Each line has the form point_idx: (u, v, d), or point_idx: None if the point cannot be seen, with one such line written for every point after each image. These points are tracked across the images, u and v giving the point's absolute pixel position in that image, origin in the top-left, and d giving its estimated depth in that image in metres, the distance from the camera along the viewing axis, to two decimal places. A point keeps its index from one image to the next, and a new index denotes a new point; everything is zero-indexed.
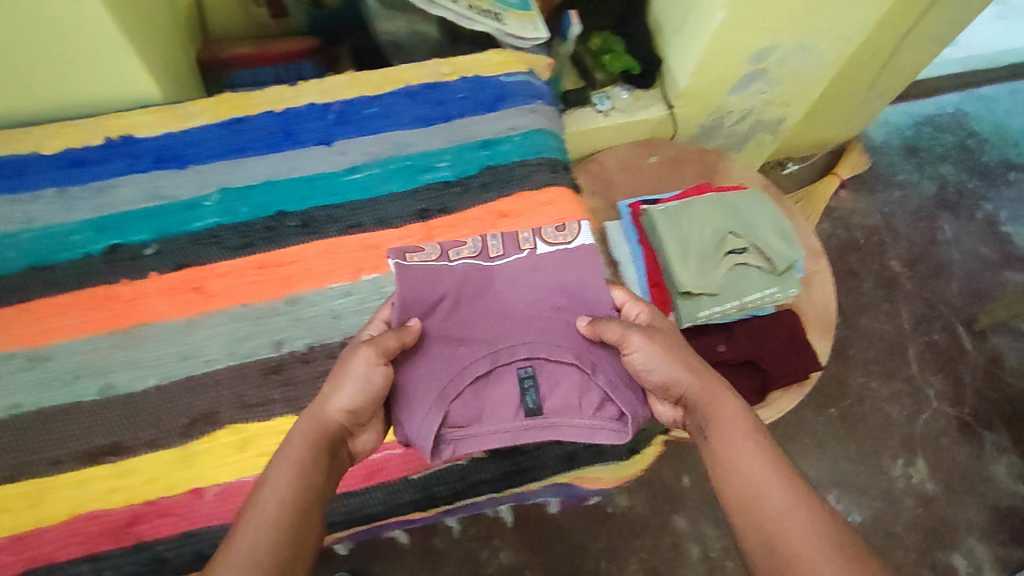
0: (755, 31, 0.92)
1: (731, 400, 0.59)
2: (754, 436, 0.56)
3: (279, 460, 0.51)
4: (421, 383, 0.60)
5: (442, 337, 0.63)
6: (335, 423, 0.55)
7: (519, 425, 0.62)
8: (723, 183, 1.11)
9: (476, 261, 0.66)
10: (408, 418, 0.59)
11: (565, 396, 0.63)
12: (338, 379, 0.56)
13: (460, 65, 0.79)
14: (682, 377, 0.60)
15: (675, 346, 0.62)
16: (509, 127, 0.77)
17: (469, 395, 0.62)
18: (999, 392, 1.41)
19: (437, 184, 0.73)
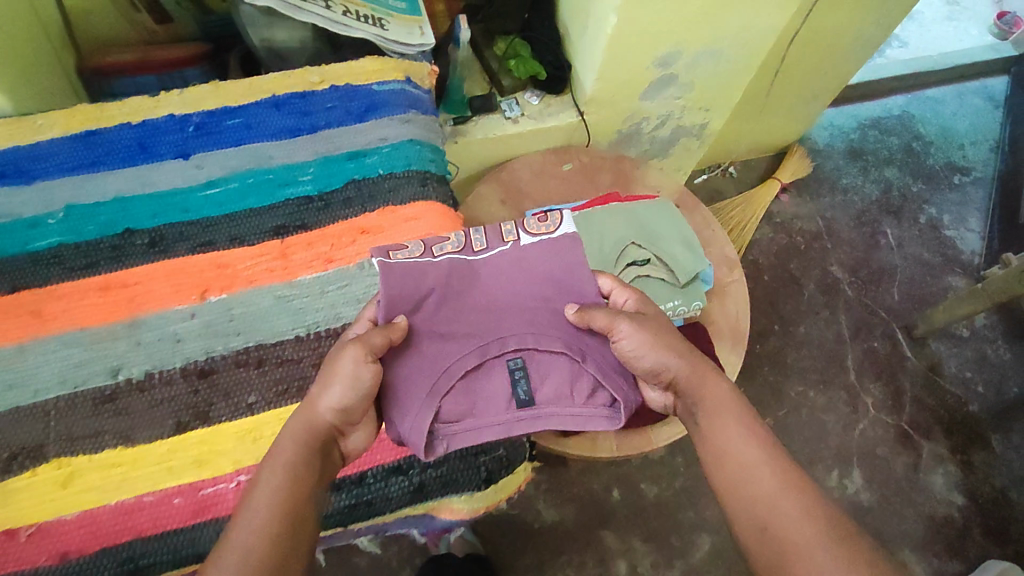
0: (654, 36, 0.91)
1: (719, 383, 0.58)
2: (743, 421, 0.55)
3: (267, 462, 0.50)
4: (411, 378, 0.60)
5: (429, 333, 0.62)
6: (326, 423, 0.54)
7: (513, 417, 0.62)
8: (639, 191, 1.08)
9: (460, 256, 0.64)
10: (399, 417, 0.59)
11: (556, 387, 0.63)
12: (324, 378, 0.54)
13: (331, 74, 0.77)
14: (671, 363, 0.59)
15: (666, 331, 0.61)
16: (379, 138, 0.74)
17: (460, 389, 0.61)
18: (938, 400, 1.38)
19: (298, 199, 0.70)
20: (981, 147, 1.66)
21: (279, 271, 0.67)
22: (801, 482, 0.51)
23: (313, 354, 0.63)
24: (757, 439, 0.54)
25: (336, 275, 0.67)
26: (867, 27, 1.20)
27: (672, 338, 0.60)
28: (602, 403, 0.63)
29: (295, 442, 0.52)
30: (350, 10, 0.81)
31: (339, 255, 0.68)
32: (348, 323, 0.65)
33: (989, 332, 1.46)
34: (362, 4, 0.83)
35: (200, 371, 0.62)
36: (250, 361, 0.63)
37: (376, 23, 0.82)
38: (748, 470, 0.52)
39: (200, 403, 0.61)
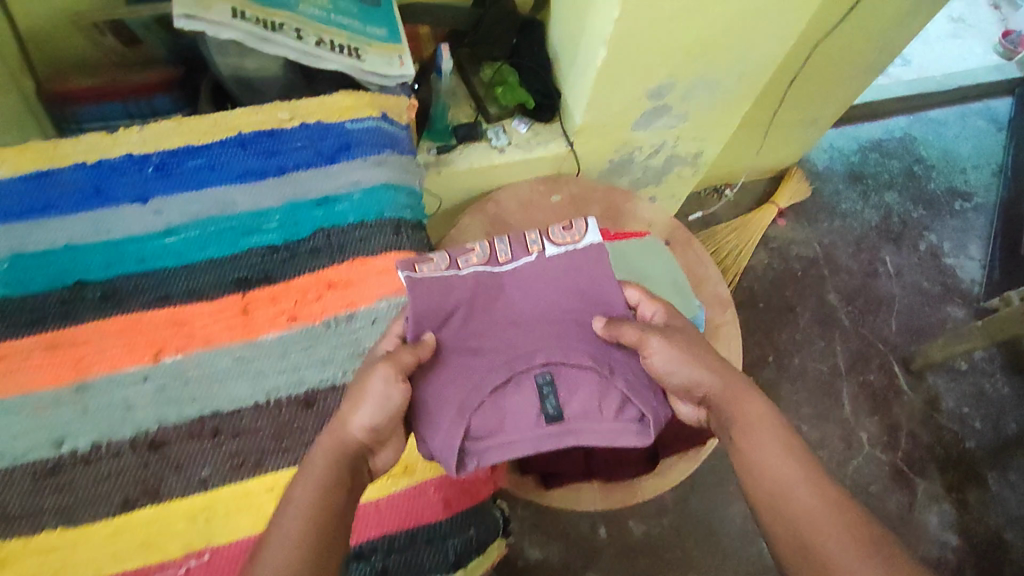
0: (646, 68, 0.87)
1: (755, 400, 0.58)
2: (781, 436, 0.54)
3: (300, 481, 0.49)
4: (443, 392, 0.60)
5: (457, 348, 0.63)
6: (356, 443, 0.53)
7: (540, 432, 0.60)
8: (630, 225, 1.04)
9: (484, 268, 0.68)
10: (430, 433, 0.58)
11: (584, 402, 0.60)
12: (354, 399, 0.54)
13: (301, 110, 0.72)
14: (703, 379, 0.59)
15: (696, 346, 0.62)
16: (350, 182, 0.70)
17: (489, 406, 0.59)
18: (934, 436, 1.35)
19: (262, 249, 0.66)
20: (984, 172, 1.62)
21: (239, 329, 0.62)
22: (842, 496, 0.49)
23: (272, 425, 0.59)
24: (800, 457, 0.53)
25: (300, 335, 0.62)
26: (870, 53, 1.15)
27: (702, 352, 0.61)
28: (634, 420, 0.61)
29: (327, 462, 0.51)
30: (323, 40, 0.76)
31: (303, 312, 0.63)
32: (311, 389, 0.60)
33: (987, 365, 1.43)
34: (338, 32, 0.78)
35: (150, 443, 0.57)
36: (205, 432, 0.58)
37: (352, 54, 0.77)
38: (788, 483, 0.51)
39: (149, 477, 0.56)
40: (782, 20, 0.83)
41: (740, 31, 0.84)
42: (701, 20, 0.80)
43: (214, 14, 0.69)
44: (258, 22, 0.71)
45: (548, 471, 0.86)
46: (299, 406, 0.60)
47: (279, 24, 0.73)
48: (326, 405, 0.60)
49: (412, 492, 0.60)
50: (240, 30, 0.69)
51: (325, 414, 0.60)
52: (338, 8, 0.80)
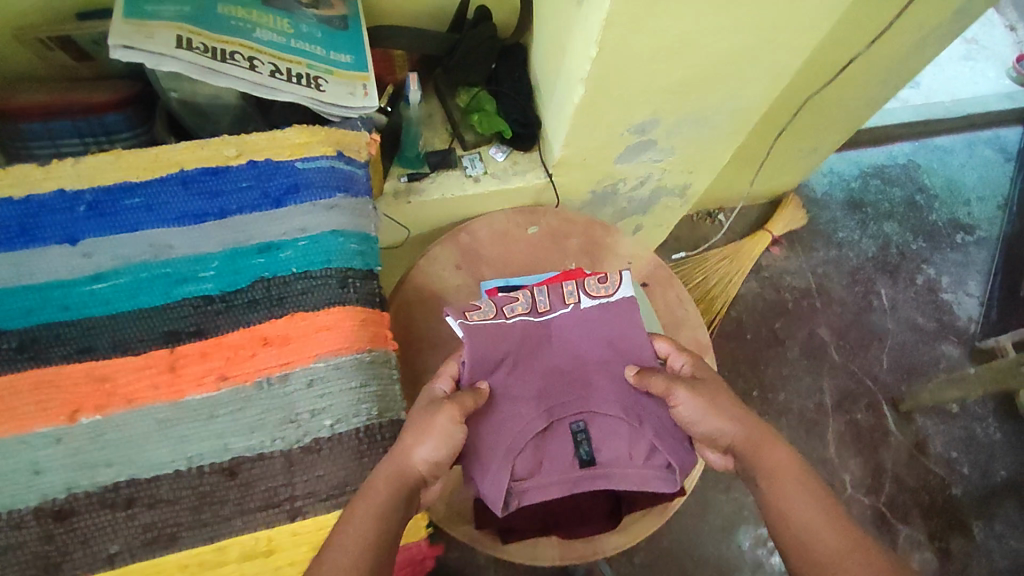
0: (629, 105, 0.82)
1: (776, 448, 0.68)
2: (808, 491, 0.64)
3: (361, 500, 0.54)
4: (497, 435, 0.74)
5: (503, 394, 0.76)
6: (417, 474, 0.57)
7: (580, 471, 0.75)
8: (609, 262, 0.99)
9: (529, 317, 0.81)
10: (482, 474, 0.73)
11: (615, 450, 0.76)
12: (420, 432, 0.59)
13: (250, 146, 0.67)
14: (728, 429, 0.69)
15: (720, 396, 0.71)
16: (297, 228, 0.65)
17: (533, 448, 0.75)
18: (920, 480, 1.31)
19: (195, 299, 0.61)
20: (988, 204, 1.57)
21: (165, 388, 0.58)
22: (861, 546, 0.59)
23: (189, 496, 0.55)
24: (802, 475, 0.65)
25: (229, 396, 0.58)
26: (873, 86, 1.10)
27: (726, 404, 0.71)
28: (662, 466, 0.76)
29: (388, 486, 0.55)
30: (281, 69, 0.71)
31: (235, 371, 0.59)
32: (236, 456, 0.57)
33: (979, 409, 1.38)
34: (297, 59, 0.73)
35: (57, 513, 0.53)
36: (118, 502, 0.54)
37: (312, 83, 0.72)
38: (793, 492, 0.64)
39: (52, 552, 0.53)
40: (775, 59, 0.79)
41: (731, 69, 0.80)
42: (689, 58, 0.75)
43: (157, 43, 0.63)
44: (207, 50, 0.66)
45: (505, 527, 0.81)
46: (222, 475, 0.56)
47: (230, 52, 0.68)
48: (251, 476, 0.56)
49: None
50: (185, 61, 0.64)
51: (249, 485, 0.56)
52: (299, 33, 0.75)
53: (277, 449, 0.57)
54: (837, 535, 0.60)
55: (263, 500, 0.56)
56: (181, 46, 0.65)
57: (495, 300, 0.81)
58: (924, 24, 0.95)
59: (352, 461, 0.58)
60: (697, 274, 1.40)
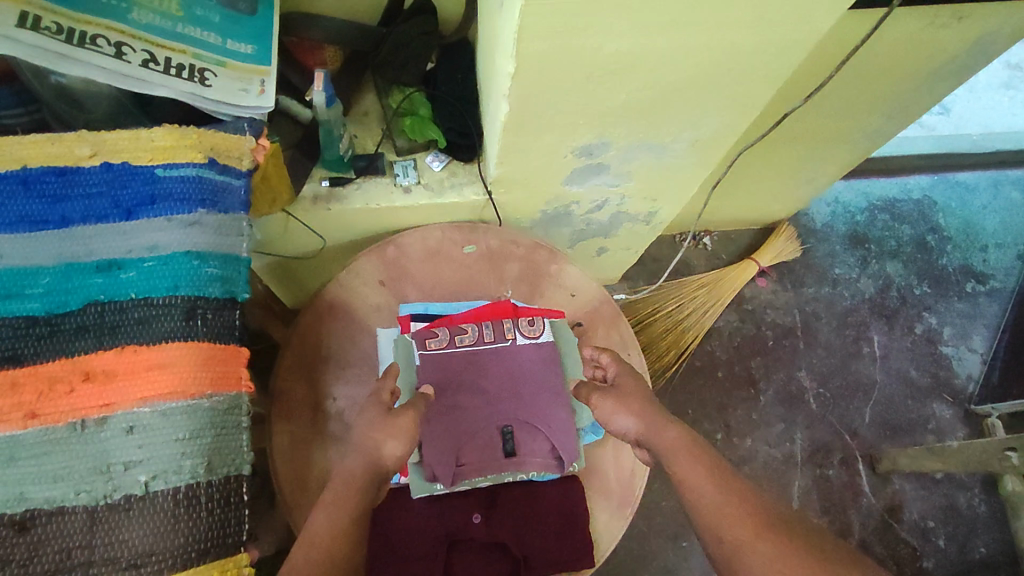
0: (568, 126, 0.72)
1: (669, 430, 0.63)
2: (705, 464, 0.59)
3: (337, 484, 0.59)
4: (441, 420, 0.72)
5: (443, 391, 0.73)
6: (386, 466, 0.62)
7: (505, 471, 0.72)
8: (549, 293, 0.90)
9: (475, 347, 0.76)
10: (430, 454, 0.70)
11: (530, 443, 0.73)
12: (385, 431, 0.63)
13: (107, 144, 0.60)
14: (631, 425, 0.66)
15: (632, 396, 0.67)
16: (147, 246, 0.57)
17: (458, 435, 0.72)
18: (889, 549, 1.20)
19: (18, 319, 0.54)
20: (1007, 253, 1.42)
21: None
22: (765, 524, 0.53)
23: None
24: (727, 486, 0.57)
25: (33, 438, 0.51)
26: (876, 120, 0.98)
27: (634, 400, 0.67)
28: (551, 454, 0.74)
29: (364, 470, 0.60)
30: (159, 58, 0.64)
31: (46, 408, 0.51)
32: (32, 509, 0.49)
33: (966, 478, 1.26)
34: (182, 48, 0.66)
35: None
36: None
37: (196, 75, 0.65)
38: (721, 509, 0.55)
39: None
40: (737, 86, 0.69)
41: (686, 96, 0.69)
42: (634, 80, 0.65)
43: None
44: (60, 32, 0.59)
45: None
46: (10, 530, 0.49)
47: (92, 36, 0.61)
48: (43, 534, 0.49)
49: None
50: (27, 44, 0.57)
51: (39, 543, 0.49)
52: (191, 16, 0.69)
53: (80, 504, 0.50)
54: (725, 490, 0.57)
55: (53, 564, 0.48)
56: (25, 25, 0.57)
57: (448, 326, 0.77)
58: (931, 56, 0.83)
59: (164, 527, 0.50)
60: (671, 301, 1.28)
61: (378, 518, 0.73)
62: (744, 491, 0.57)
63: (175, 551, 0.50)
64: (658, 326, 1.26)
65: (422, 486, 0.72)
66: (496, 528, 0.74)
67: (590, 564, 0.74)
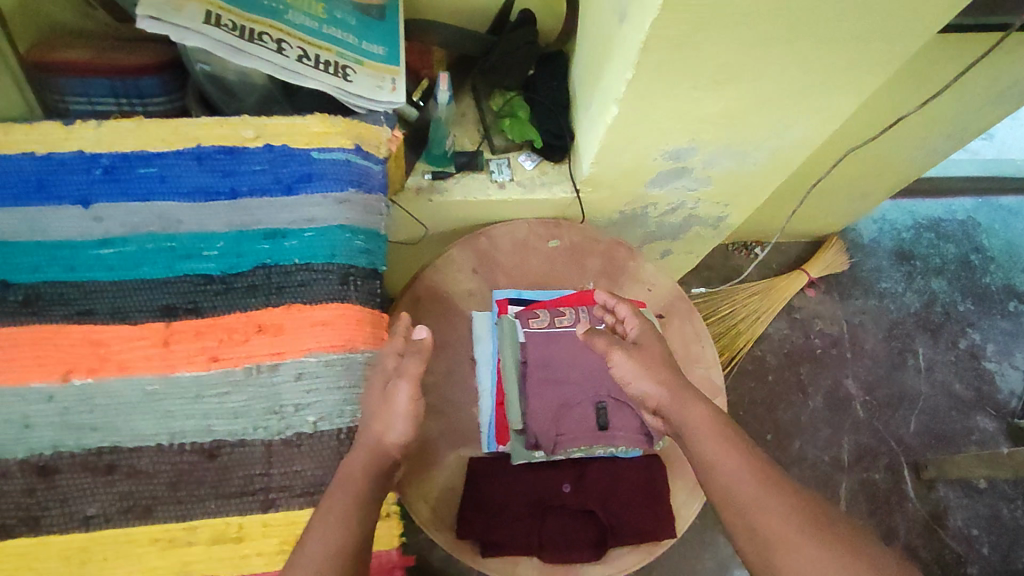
0: (664, 131, 0.79)
1: (699, 406, 0.67)
2: (734, 450, 0.62)
3: (339, 489, 0.53)
4: (543, 395, 0.79)
5: (545, 370, 0.80)
6: (390, 456, 0.57)
7: (598, 444, 0.79)
8: (626, 286, 0.96)
9: (573, 330, 0.83)
10: (534, 424, 0.78)
11: (624, 421, 0.79)
12: (384, 418, 0.57)
13: (269, 129, 0.67)
14: (655, 393, 0.70)
15: (656, 360, 0.72)
16: (305, 218, 0.65)
17: (558, 410, 0.79)
18: (934, 553, 1.23)
19: (197, 277, 0.62)
20: None
21: (157, 361, 0.59)
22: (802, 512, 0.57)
23: (169, 471, 0.56)
24: (763, 475, 0.60)
25: (216, 378, 0.58)
26: (935, 138, 1.04)
27: (659, 368, 0.71)
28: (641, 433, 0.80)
29: (365, 473, 0.55)
30: (310, 55, 0.71)
31: (225, 354, 0.59)
32: (218, 439, 0.57)
33: (1008, 488, 1.30)
34: (327, 47, 0.73)
35: (40, 468, 0.55)
36: (99, 466, 0.56)
37: (340, 71, 0.72)
38: (760, 501, 0.58)
39: (32, 506, 0.54)
40: (823, 101, 0.76)
41: (776, 108, 0.77)
42: (734, 90, 0.72)
43: (185, 18, 0.64)
44: (235, 29, 0.66)
45: (492, 539, 0.80)
46: (202, 456, 0.57)
47: (259, 33, 0.68)
48: (229, 460, 0.57)
49: None
50: (211, 38, 0.64)
51: (226, 469, 0.56)
52: (333, 19, 0.76)
53: (258, 438, 0.57)
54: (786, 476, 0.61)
55: (238, 487, 0.56)
56: (209, 22, 0.65)
57: (547, 309, 0.85)
58: (997, 80, 0.90)
59: (331, 461, 0.58)
60: (724, 307, 1.35)
61: (477, 483, 0.82)
62: (785, 488, 0.59)
63: None
64: (711, 329, 1.33)
65: (522, 453, 0.79)
66: (584, 496, 0.83)
67: (670, 533, 0.82)
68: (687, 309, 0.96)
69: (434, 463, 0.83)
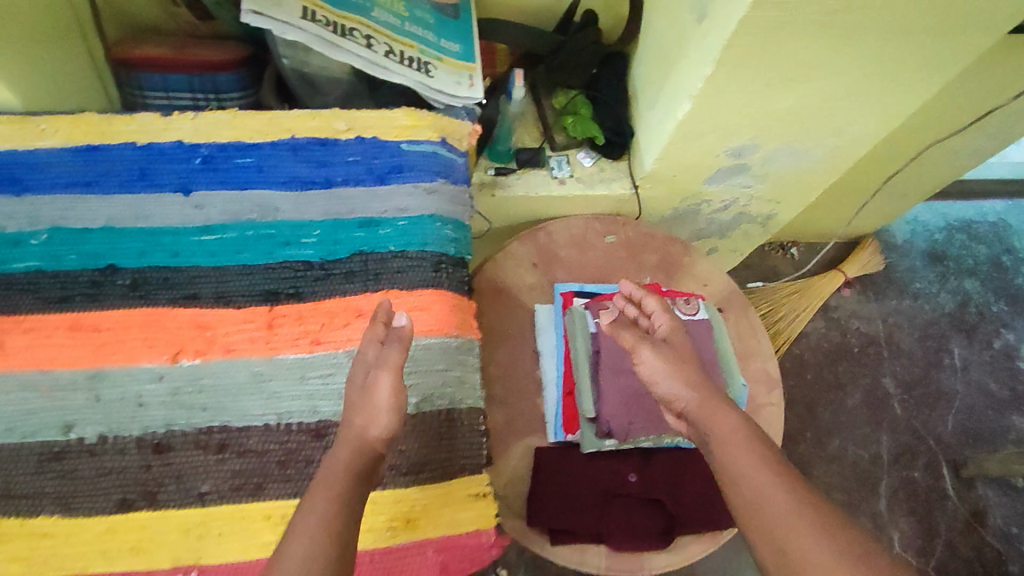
0: (731, 128, 0.81)
1: (729, 415, 0.62)
2: (760, 457, 0.58)
3: (317, 487, 0.50)
4: (614, 384, 0.80)
5: (617, 360, 0.81)
6: (373, 448, 0.53)
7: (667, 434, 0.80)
8: (683, 281, 0.98)
9: None
10: (606, 413, 0.80)
11: None
12: (366, 411, 0.54)
13: (359, 121, 0.69)
14: (682, 395, 0.66)
15: (684, 361, 0.68)
16: (397, 208, 0.67)
17: (627, 400, 0.80)
18: (974, 551, 1.25)
19: (297, 263, 0.64)
20: None
21: (261, 343, 0.61)
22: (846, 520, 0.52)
23: (278, 450, 0.58)
24: (796, 492, 0.54)
25: (321, 360, 0.60)
26: (982, 137, 1.06)
27: (688, 370, 0.67)
28: None
29: (348, 472, 0.52)
30: (395, 50, 0.73)
31: (328, 337, 0.61)
32: (324, 420, 0.59)
33: None
34: (410, 43, 0.75)
35: (156, 446, 0.57)
36: (211, 444, 0.58)
37: (422, 67, 0.74)
38: (788, 519, 0.53)
39: (149, 481, 0.56)
40: (888, 99, 0.77)
41: (842, 106, 0.78)
42: (803, 88, 0.74)
43: (284, 12, 0.66)
44: (328, 25, 0.68)
45: (560, 526, 0.82)
46: (309, 436, 0.59)
47: (349, 28, 0.70)
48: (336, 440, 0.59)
49: (410, 548, 0.57)
50: (308, 32, 0.66)
51: None
52: (413, 16, 0.78)
53: None
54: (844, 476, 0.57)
55: None
56: (305, 17, 0.67)
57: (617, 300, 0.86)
58: None
59: (433, 441, 0.60)
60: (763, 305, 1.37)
61: (545, 471, 0.84)
62: None
63: (443, 462, 0.59)
64: None
65: (591, 441, 0.82)
66: (650, 485, 0.84)
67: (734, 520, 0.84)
68: (743, 303, 0.98)
69: (502, 451, 0.85)
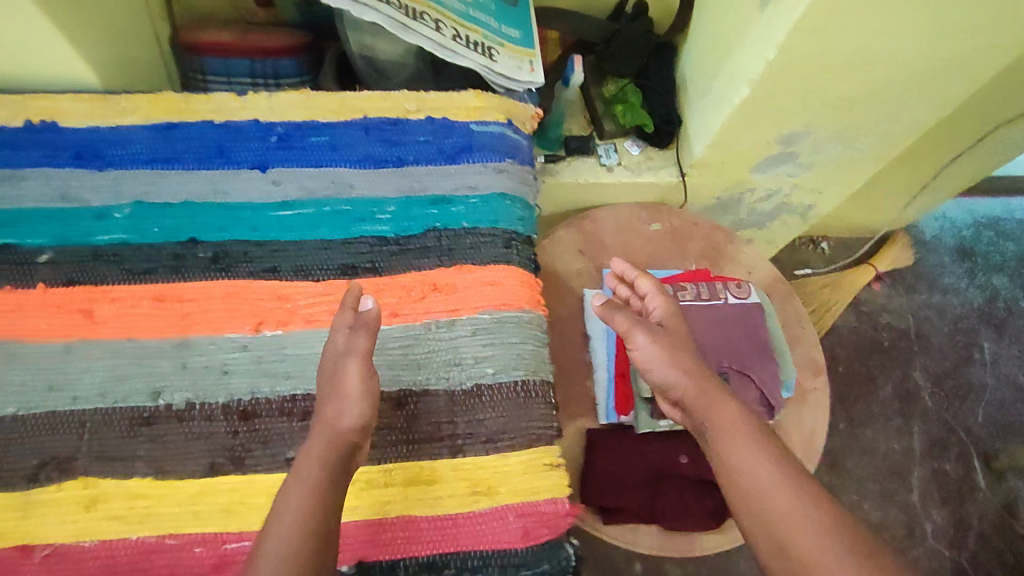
0: (785, 113, 0.82)
1: (728, 405, 0.60)
2: (767, 452, 0.55)
3: (290, 485, 0.49)
4: None
5: None
6: (348, 439, 0.52)
7: None
8: (727, 268, 0.99)
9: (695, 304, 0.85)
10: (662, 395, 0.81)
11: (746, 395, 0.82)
12: (336, 400, 0.53)
13: (430, 103, 0.71)
14: (679, 381, 0.63)
15: (682, 348, 0.64)
16: (468, 186, 0.68)
17: None
18: (1006, 541, 1.26)
19: (373, 238, 0.65)
20: None
21: None
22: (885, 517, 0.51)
23: None
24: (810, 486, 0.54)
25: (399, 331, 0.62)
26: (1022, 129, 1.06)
27: (685, 355, 0.64)
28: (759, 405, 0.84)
29: (324, 465, 0.50)
30: (460, 34, 0.75)
31: (406, 309, 0.63)
32: (404, 389, 0.60)
33: None
34: (474, 29, 0.77)
35: (242, 413, 0.59)
36: (296, 412, 0.59)
37: (485, 51, 0.76)
38: (795, 517, 0.51)
39: (237, 447, 0.58)
40: (944, 85, 0.77)
41: (896, 92, 0.78)
42: (862, 73, 0.74)
43: None
44: (400, 8, 0.70)
45: (611, 506, 0.84)
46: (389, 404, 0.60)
47: (419, 12, 0.72)
48: (417, 408, 0.60)
49: (489, 514, 0.58)
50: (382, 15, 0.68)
51: (415, 416, 0.60)
52: (476, 3, 0.80)
53: (442, 388, 0.61)
54: None
55: (427, 433, 0.59)
56: None
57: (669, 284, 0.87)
58: None
59: (511, 411, 0.61)
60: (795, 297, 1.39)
61: (596, 452, 0.85)
62: None
63: (521, 431, 0.60)
64: None
65: (646, 422, 0.83)
66: (701, 467, 0.85)
67: None
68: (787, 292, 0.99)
69: None
